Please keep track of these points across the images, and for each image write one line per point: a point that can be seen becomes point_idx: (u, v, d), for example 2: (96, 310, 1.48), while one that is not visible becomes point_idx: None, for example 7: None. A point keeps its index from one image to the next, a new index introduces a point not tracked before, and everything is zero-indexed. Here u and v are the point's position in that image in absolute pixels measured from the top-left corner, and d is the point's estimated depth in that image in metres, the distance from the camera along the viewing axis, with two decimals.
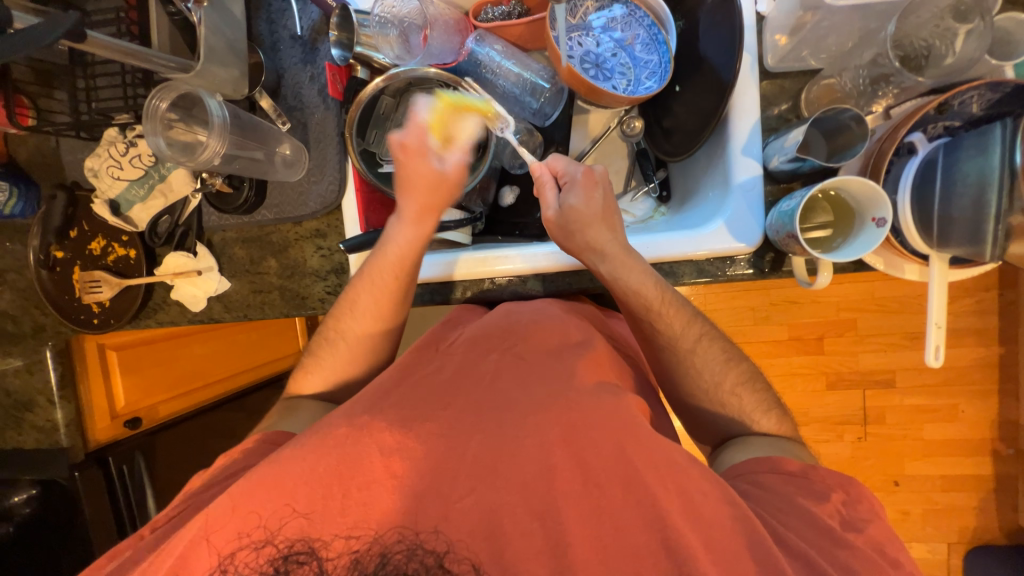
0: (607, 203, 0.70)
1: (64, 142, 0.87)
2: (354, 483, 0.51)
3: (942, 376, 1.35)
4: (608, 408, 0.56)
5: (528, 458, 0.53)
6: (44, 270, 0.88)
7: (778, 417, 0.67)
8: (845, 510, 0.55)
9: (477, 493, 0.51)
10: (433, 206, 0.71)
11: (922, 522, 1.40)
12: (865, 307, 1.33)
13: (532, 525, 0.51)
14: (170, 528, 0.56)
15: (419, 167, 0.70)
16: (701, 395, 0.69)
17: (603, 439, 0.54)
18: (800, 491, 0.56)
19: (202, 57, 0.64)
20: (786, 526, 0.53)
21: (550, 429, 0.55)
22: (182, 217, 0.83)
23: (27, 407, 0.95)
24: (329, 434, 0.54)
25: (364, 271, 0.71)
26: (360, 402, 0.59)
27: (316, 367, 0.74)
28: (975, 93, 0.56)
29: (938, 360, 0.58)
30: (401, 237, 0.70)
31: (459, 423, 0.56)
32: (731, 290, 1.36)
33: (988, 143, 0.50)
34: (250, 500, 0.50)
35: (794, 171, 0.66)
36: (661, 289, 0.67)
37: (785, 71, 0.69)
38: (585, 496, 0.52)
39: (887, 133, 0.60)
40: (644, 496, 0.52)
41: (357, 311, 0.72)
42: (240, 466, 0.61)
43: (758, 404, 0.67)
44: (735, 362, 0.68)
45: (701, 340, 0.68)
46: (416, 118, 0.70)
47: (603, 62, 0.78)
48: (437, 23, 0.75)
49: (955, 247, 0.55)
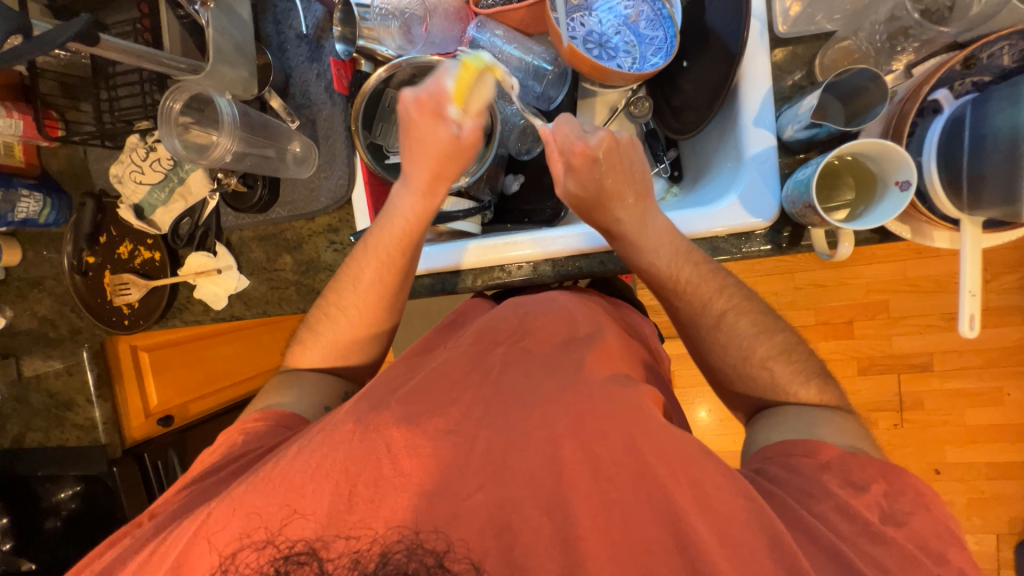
0: (617, 165, 0.69)
1: (91, 152, 0.91)
2: (361, 480, 0.51)
3: (984, 358, 1.27)
4: (613, 399, 0.55)
5: (537, 451, 0.52)
6: (78, 276, 0.93)
7: (821, 389, 0.62)
8: (886, 502, 0.50)
9: (486, 490, 0.51)
10: (444, 180, 0.72)
11: (967, 512, 1.33)
12: (897, 287, 1.27)
13: (541, 519, 0.50)
14: (191, 504, 0.57)
15: (433, 134, 0.68)
16: (735, 369, 0.66)
17: (612, 431, 0.53)
18: (844, 479, 0.52)
19: (212, 58, 0.67)
20: (817, 515, 0.50)
21: (558, 421, 0.53)
22: (202, 217, 0.86)
23: (67, 406, 1.00)
24: (341, 426, 0.54)
25: (368, 243, 0.72)
26: (366, 398, 0.59)
27: (315, 340, 0.75)
28: (1005, 44, 0.53)
29: (975, 330, 0.55)
30: (409, 209, 0.71)
31: (468, 417, 0.55)
32: (752, 274, 1.32)
33: (1020, 94, 0.46)
34: (261, 493, 0.51)
35: (810, 140, 0.63)
36: (677, 267, 0.67)
37: (797, 36, 0.66)
38: (596, 489, 0.51)
39: (909, 93, 0.57)
40: (654, 488, 0.51)
41: (358, 283, 0.72)
42: (252, 445, 0.63)
43: (796, 374, 0.63)
44: (767, 334, 0.65)
45: (712, 326, 0.67)
46: (439, 79, 0.66)
47: (606, 41, 0.76)
48: (437, 11, 0.75)
49: (988, 208, 0.51)
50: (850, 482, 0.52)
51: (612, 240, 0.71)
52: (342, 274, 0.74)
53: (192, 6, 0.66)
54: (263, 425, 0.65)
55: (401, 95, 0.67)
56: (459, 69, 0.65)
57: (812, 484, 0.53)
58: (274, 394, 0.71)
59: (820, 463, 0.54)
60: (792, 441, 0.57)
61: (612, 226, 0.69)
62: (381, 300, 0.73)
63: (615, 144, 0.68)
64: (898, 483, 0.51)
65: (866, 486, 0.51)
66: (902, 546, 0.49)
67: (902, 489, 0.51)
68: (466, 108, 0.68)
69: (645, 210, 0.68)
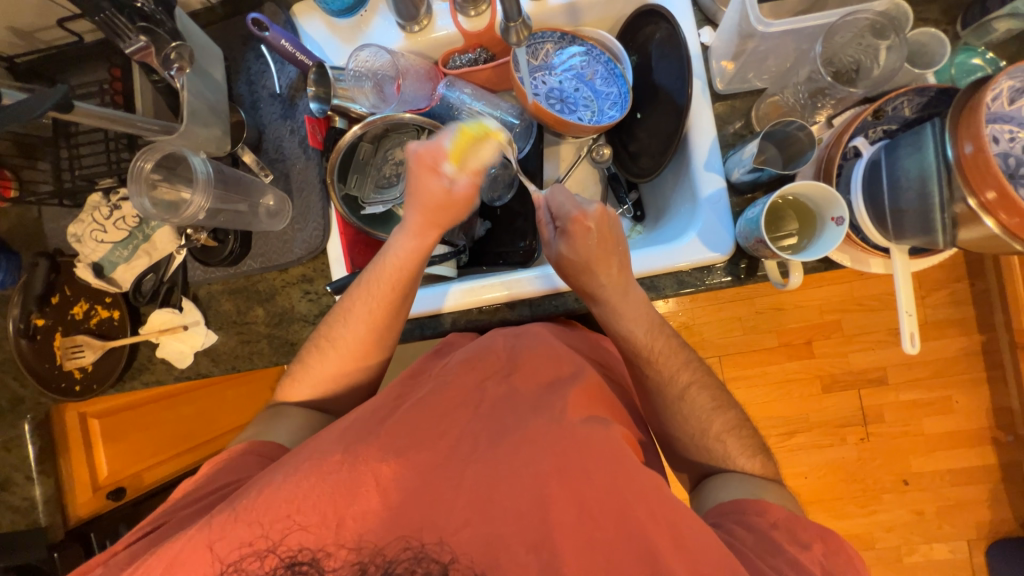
0: (606, 235, 0.69)
1: (46, 211, 0.88)
2: (349, 512, 0.50)
3: (932, 368, 1.37)
4: (600, 437, 0.55)
5: (523, 489, 0.51)
6: (24, 340, 0.87)
7: (763, 462, 0.65)
8: (827, 561, 0.52)
9: (473, 525, 0.50)
10: (441, 226, 0.72)
11: (938, 520, 1.38)
12: (847, 307, 1.37)
13: (528, 556, 0.49)
14: (156, 539, 0.55)
15: (430, 184, 0.69)
16: (693, 440, 0.68)
17: (597, 469, 0.52)
18: (791, 536, 0.55)
19: (185, 120, 0.67)
20: (774, 568, 0.52)
21: (542, 459, 0.53)
22: (168, 273, 0.83)
23: (2, 486, 0.92)
24: (328, 455, 0.52)
25: (363, 279, 0.71)
26: (355, 424, 0.57)
27: (305, 372, 0.72)
28: (904, 99, 0.62)
29: (916, 347, 0.60)
30: (402, 248, 0.71)
31: (457, 451, 0.55)
32: (717, 302, 1.38)
33: (921, 142, 0.54)
34: (241, 539, 0.48)
35: (754, 182, 0.70)
36: (652, 338, 0.70)
37: (734, 92, 0.75)
38: (578, 526, 0.50)
39: (833, 139, 0.65)
40: (634, 531, 0.50)
41: (350, 317, 0.70)
42: (228, 477, 0.60)
43: (744, 447, 0.66)
44: (723, 408, 0.68)
45: (689, 388, 0.68)
46: (437, 139, 0.69)
47: (566, 96, 0.84)
48: (408, 73, 0.79)
49: (911, 238, 0.58)
50: (796, 540, 0.54)
51: (594, 300, 0.72)
52: (336, 310, 0.72)
53: (168, 71, 0.65)
54: (240, 455, 0.63)
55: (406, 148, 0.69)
56: (458, 131, 0.69)
57: (775, 539, 0.54)
58: (258, 426, 0.69)
59: (770, 522, 0.56)
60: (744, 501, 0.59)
61: (598, 293, 0.70)
62: (371, 335, 0.71)
63: (608, 217, 0.69)
64: (834, 542, 0.54)
65: (809, 544, 0.54)
66: None
67: (838, 549, 0.53)
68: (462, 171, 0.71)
69: (626, 282, 0.69)
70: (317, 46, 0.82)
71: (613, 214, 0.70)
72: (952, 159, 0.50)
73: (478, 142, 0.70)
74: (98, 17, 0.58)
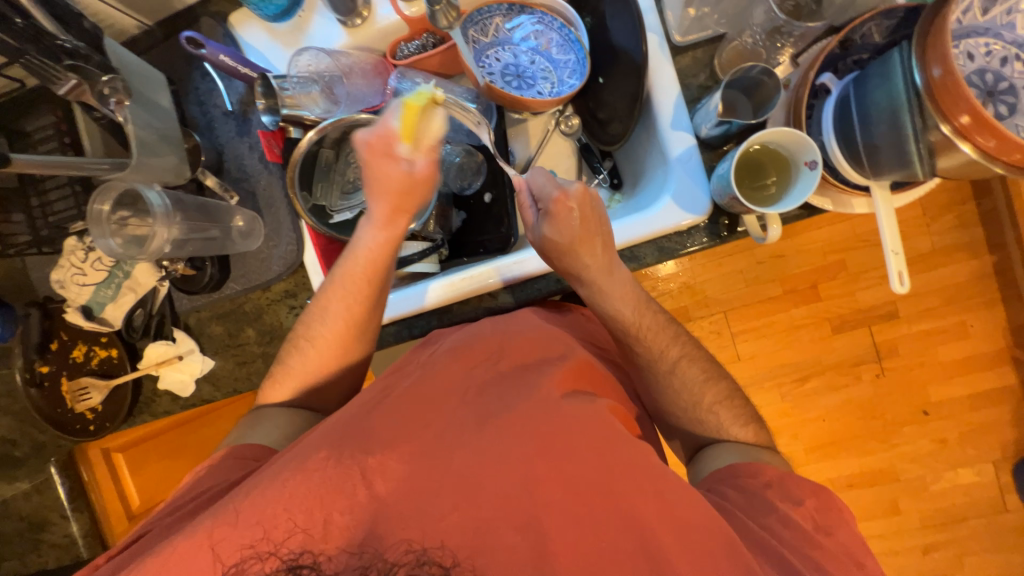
0: (589, 216, 0.67)
1: (30, 260, 0.87)
2: (336, 507, 0.50)
3: (944, 296, 1.34)
4: (585, 416, 0.55)
5: (508, 471, 0.51)
6: (34, 389, 0.89)
7: (755, 430, 0.65)
8: (818, 515, 0.55)
9: (461, 509, 0.50)
10: (407, 213, 0.70)
11: (960, 446, 1.37)
12: (849, 245, 1.33)
13: (515, 538, 0.49)
14: (135, 553, 0.54)
15: (386, 169, 0.66)
16: (688, 411, 0.67)
17: (582, 447, 0.53)
18: (785, 496, 0.56)
19: (135, 154, 0.65)
20: (767, 528, 0.53)
21: (526, 442, 0.53)
22: (155, 306, 0.85)
23: (42, 526, 1.00)
24: (313, 454, 0.53)
25: (335, 274, 0.71)
26: (341, 422, 0.58)
27: (286, 374, 0.71)
28: (873, 24, 0.59)
29: (904, 287, 0.58)
30: (373, 240, 0.70)
31: (443, 439, 0.54)
32: (715, 258, 1.35)
33: (890, 71, 0.51)
34: (229, 553, 0.48)
35: (725, 134, 0.67)
36: (640, 316, 0.69)
37: (693, 42, 0.71)
38: (566, 505, 0.50)
39: (800, 79, 0.62)
40: (625, 505, 0.51)
41: (327, 314, 0.70)
42: (212, 481, 0.60)
43: (736, 417, 0.66)
44: (714, 381, 0.67)
45: (680, 362, 0.68)
46: (385, 121, 0.65)
47: (523, 71, 0.80)
48: (354, 71, 0.78)
49: (889, 173, 0.56)
50: (790, 496, 0.56)
51: (582, 284, 0.69)
52: (313, 305, 0.72)
53: (106, 107, 0.64)
54: (221, 459, 0.63)
55: (355, 136, 0.66)
56: (403, 107, 0.63)
57: (765, 499, 0.56)
58: (237, 431, 0.69)
59: (763, 482, 0.58)
60: (736, 464, 0.60)
61: (585, 274, 0.68)
62: (349, 332, 0.71)
63: (589, 196, 0.67)
64: (828, 498, 0.56)
65: (802, 500, 0.56)
66: (844, 554, 0.53)
67: (830, 503, 0.56)
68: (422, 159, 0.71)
69: (611, 260, 0.67)
70: (261, 56, 0.80)
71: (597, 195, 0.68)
72: (920, 85, 0.47)
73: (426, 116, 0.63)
74: (21, 63, 0.56)
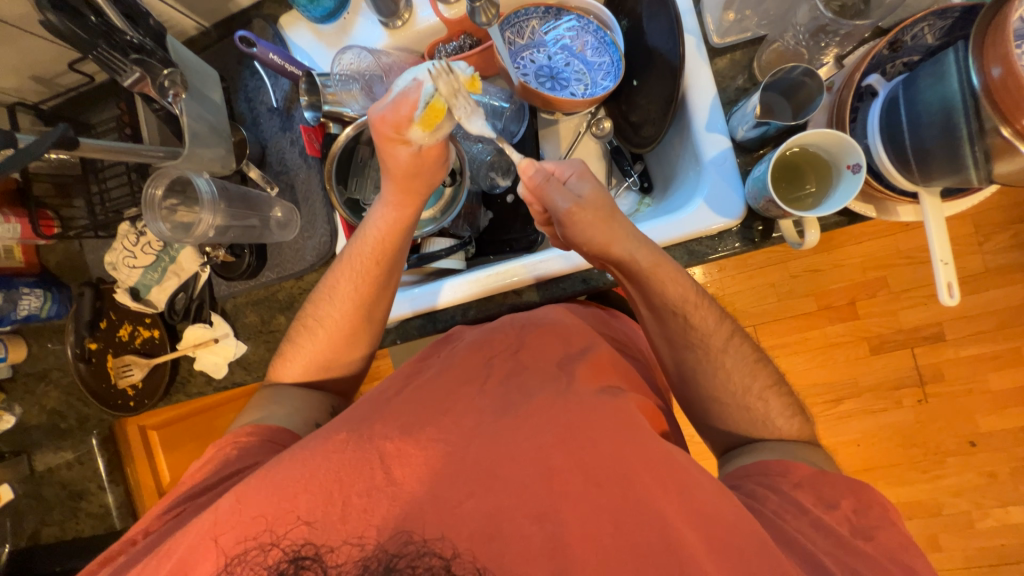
0: (599, 204, 0.64)
1: (86, 244, 0.94)
2: (354, 490, 0.50)
3: (996, 321, 1.25)
4: (608, 409, 0.55)
5: (527, 460, 0.51)
6: (82, 363, 0.94)
7: (801, 421, 0.62)
8: (857, 516, 0.52)
9: (477, 497, 0.49)
10: (418, 194, 0.70)
11: (1013, 482, 1.27)
12: (892, 262, 1.27)
13: (531, 527, 0.48)
14: (175, 525, 0.56)
15: (396, 151, 0.65)
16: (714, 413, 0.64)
17: (601, 438, 0.52)
18: (813, 497, 0.54)
19: (187, 143, 0.70)
20: (797, 528, 0.51)
21: (545, 431, 0.52)
22: (196, 291, 0.89)
23: (80, 496, 1.03)
24: (333, 437, 0.54)
25: (346, 254, 0.72)
26: (360, 410, 0.59)
27: (296, 353, 0.73)
28: (925, 24, 0.57)
29: (953, 297, 0.55)
30: (380, 219, 0.71)
31: (462, 426, 0.54)
32: (747, 270, 1.31)
33: (943, 70, 0.49)
34: (246, 528, 0.49)
35: (762, 136, 0.65)
36: (685, 296, 0.64)
37: (732, 44, 0.71)
38: (585, 496, 0.50)
39: (844, 82, 0.61)
40: (643, 497, 0.49)
41: (335, 295, 0.72)
42: (243, 462, 0.61)
43: (784, 410, 0.62)
44: (758, 368, 0.64)
45: (733, 338, 0.65)
46: (393, 101, 0.61)
47: (557, 73, 0.81)
48: (394, 70, 0.80)
49: (941, 178, 0.53)
50: (822, 500, 0.54)
51: (629, 277, 0.66)
52: (320, 289, 0.74)
53: (165, 99, 0.69)
54: (255, 442, 0.63)
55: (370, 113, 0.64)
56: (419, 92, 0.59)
57: (794, 502, 0.53)
58: (260, 409, 0.69)
59: (797, 484, 0.55)
60: (767, 464, 0.58)
61: (632, 267, 0.64)
62: (355, 315, 0.72)
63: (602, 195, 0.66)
64: (868, 496, 0.53)
65: (838, 503, 0.53)
66: (886, 556, 0.49)
67: (870, 506, 0.53)
68: (429, 127, 0.62)
69: (650, 252, 0.64)
70: (306, 55, 0.84)
71: (596, 177, 0.67)
72: (978, 86, 0.45)
73: (427, 121, 0.61)
74: (94, 55, 0.59)
